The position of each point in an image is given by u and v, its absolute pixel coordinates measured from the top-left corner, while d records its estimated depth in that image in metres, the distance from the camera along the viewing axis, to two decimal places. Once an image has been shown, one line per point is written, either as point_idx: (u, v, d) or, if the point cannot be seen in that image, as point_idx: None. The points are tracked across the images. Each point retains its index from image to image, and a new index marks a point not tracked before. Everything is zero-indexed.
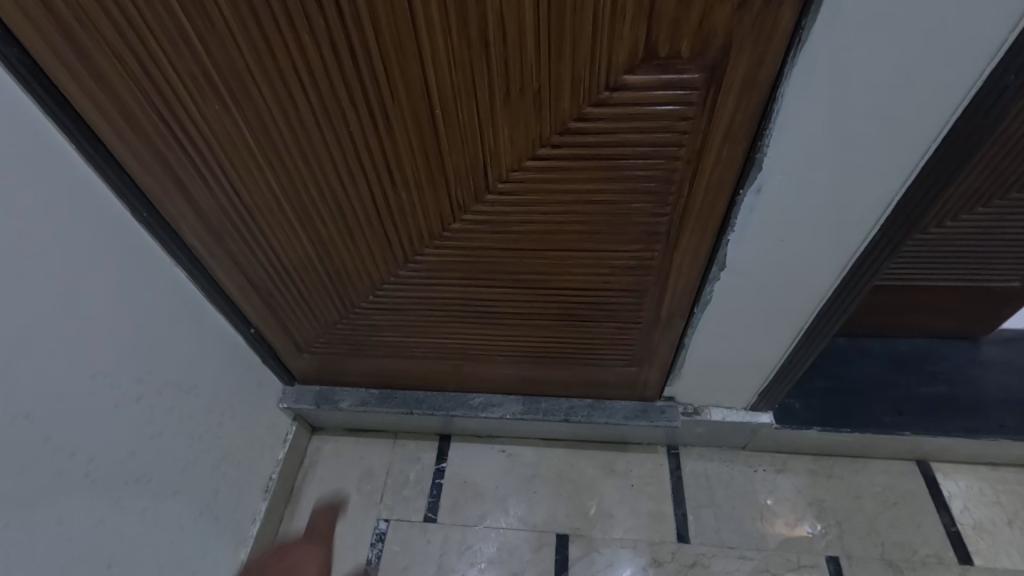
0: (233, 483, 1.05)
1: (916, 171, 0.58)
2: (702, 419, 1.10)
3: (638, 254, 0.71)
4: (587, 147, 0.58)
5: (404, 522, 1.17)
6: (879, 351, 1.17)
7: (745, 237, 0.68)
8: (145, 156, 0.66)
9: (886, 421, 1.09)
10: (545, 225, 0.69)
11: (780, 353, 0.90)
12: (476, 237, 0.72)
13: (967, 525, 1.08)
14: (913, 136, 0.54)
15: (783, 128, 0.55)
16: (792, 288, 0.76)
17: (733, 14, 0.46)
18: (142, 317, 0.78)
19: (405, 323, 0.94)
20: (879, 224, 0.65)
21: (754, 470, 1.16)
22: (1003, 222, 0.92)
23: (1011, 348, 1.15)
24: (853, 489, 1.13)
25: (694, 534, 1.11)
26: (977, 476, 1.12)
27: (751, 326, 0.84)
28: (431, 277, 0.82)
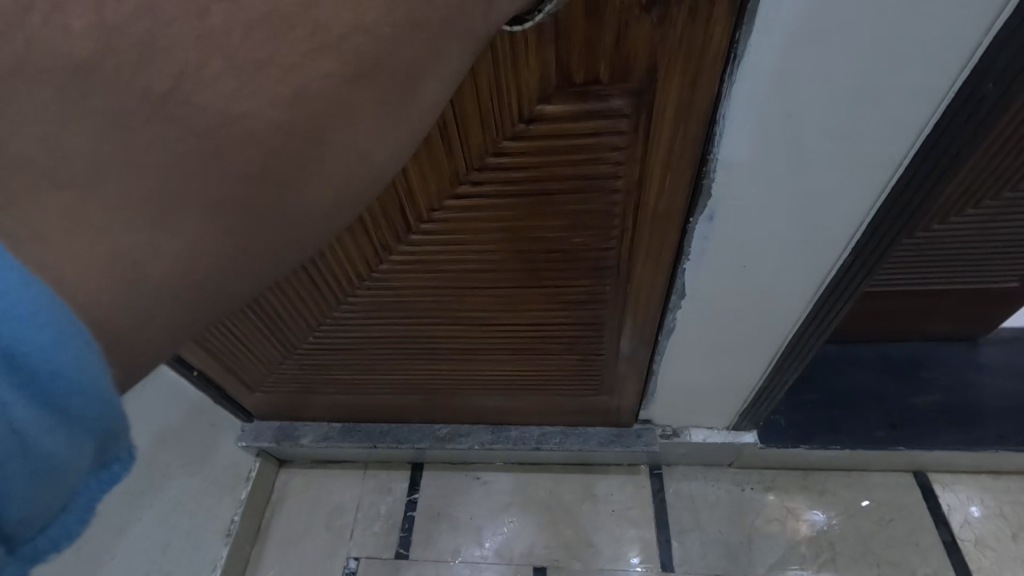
0: (187, 532, 0.99)
1: (888, 192, 0.50)
2: (682, 440, 1.05)
3: (590, 289, 0.64)
4: (512, 183, 0.51)
5: (375, 560, 1.11)
6: (870, 357, 1.11)
7: (702, 262, 0.61)
8: None
9: (879, 435, 1.04)
10: (482, 264, 0.62)
11: (756, 375, 0.83)
12: (409, 276, 0.65)
13: (968, 541, 1.02)
14: (880, 155, 0.46)
15: (729, 146, 0.47)
16: (760, 314, 0.69)
17: (653, 31, 0.39)
18: (182, 455, 0.95)
19: (354, 362, 0.87)
20: (850, 249, 0.57)
21: (741, 488, 1.10)
22: (997, 223, 0.83)
23: (1011, 348, 1.09)
24: (847, 504, 1.07)
25: (680, 562, 1.05)
26: (978, 486, 1.07)
27: (723, 351, 0.77)
28: (371, 317, 0.75)
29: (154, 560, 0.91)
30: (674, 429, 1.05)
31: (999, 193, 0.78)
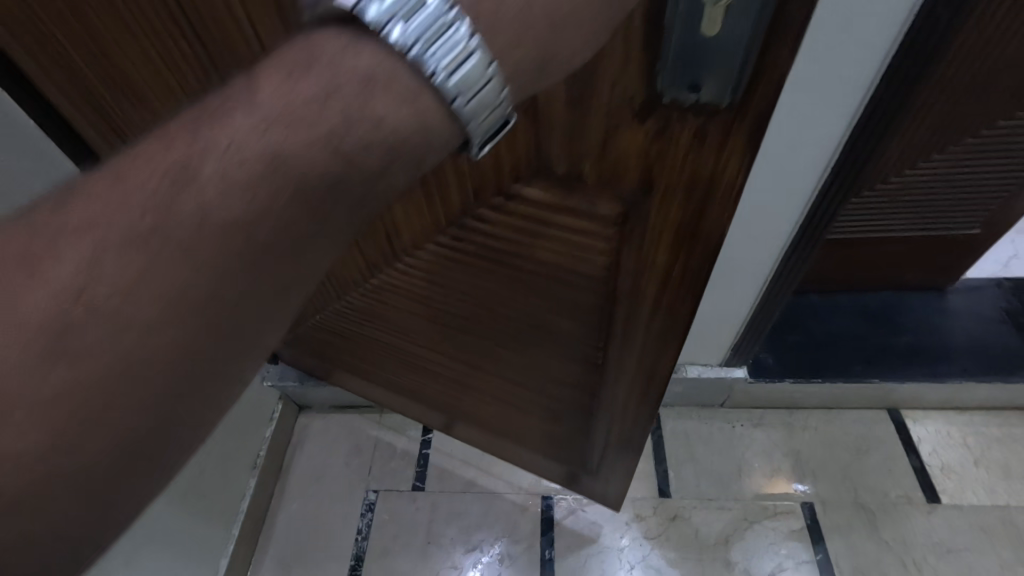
0: (219, 459, 1.07)
1: (861, 110, 0.67)
2: (679, 377, 1.15)
3: (579, 348, 0.66)
4: (501, 237, 0.54)
5: (393, 492, 1.20)
6: (850, 306, 1.19)
7: None
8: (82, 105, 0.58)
9: (856, 371, 1.12)
10: (470, 301, 0.65)
11: (749, 300, 0.97)
12: (401, 293, 0.70)
13: (934, 466, 1.13)
14: (862, 62, 0.63)
15: None
16: (756, 234, 0.85)
17: (651, 141, 0.39)
18: (223, 477, 1.08)
19: (353, 350, 0.92)
20: (829, 165, 0.74)
21: (732, 426, 1.21)
22: (953, 171, 0.94)
23: (977, 296, 1.18)
24: (826, 438, 1.18)
25: (676, 489, 1.15)
26: (945, 420, 1.18)
27: (729, 262, 0.90)
28: (365, 318, 0.80)
29: (194, 479, 1.00)
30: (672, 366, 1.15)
31: (961, 140, 0.88)
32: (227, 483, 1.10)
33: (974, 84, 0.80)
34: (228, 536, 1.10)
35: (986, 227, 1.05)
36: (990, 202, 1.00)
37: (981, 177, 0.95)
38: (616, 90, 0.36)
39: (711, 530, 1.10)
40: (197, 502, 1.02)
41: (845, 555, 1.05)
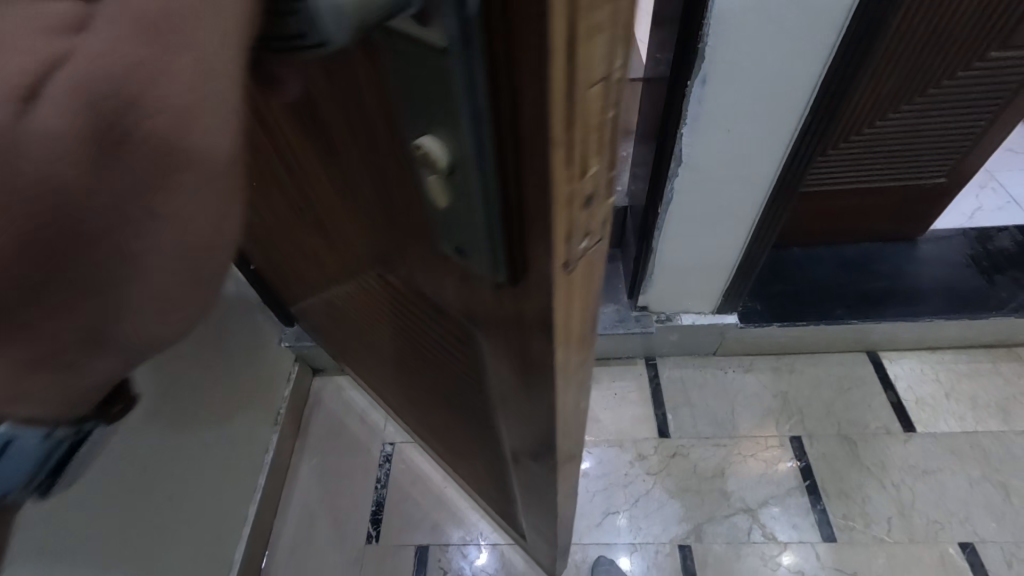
0: (242, 414, 1.12)
1: (831, 57, 0.72)
2: (675, 324, 1.23)
3: (480, 433, 0.61)
4: (387, 306, 0.50)
5: (409, 444, 1.26)
6: (830, 257, 1.29)
7: (697, 127, 0.82)
8: None
9: (836, 314, 1.21)
10: (387, 346, 0.63)
11: (737, 248, 1.04)
12: (341, 315, 0.69)
13: (910, 400, 1.23)
14: (818, 33, 0.69)
15: (725, 22, 0.69)
16: (740, 184, 0.91)
17: (458, 283, 0.33)
18: (244, 435, 1.13)
19: (326, 338, 0.95)
20: (804, 114, 0.79)
21: (724, 371, 1.31)
22: (919, 121, 1.03)
23: (944, 245, 1.29)
24: (811, 379, 1.28)
25: (674, 430, 1.24)
26: (918, 358, 1.28)
27: (716, 211, 0.96)
28: (323, 319, 0.80)
29: (216, 433, 1.04)
30: (668, 315, 1.23)
31: (925, 90, 0.98)
32: (246, 440, 1.13)
33: (933, 34, 0.89)
34: (255, 486, 1.15)
35: (950, 176, 1.15)
36: (954, 148, 1.09)
37: (945, 127, 1.05)
38: (409, 216, 0.31)
39: (707, 465, 1.19)
40: (220, 458, 1.05)
41: (830, 480, 1.15)
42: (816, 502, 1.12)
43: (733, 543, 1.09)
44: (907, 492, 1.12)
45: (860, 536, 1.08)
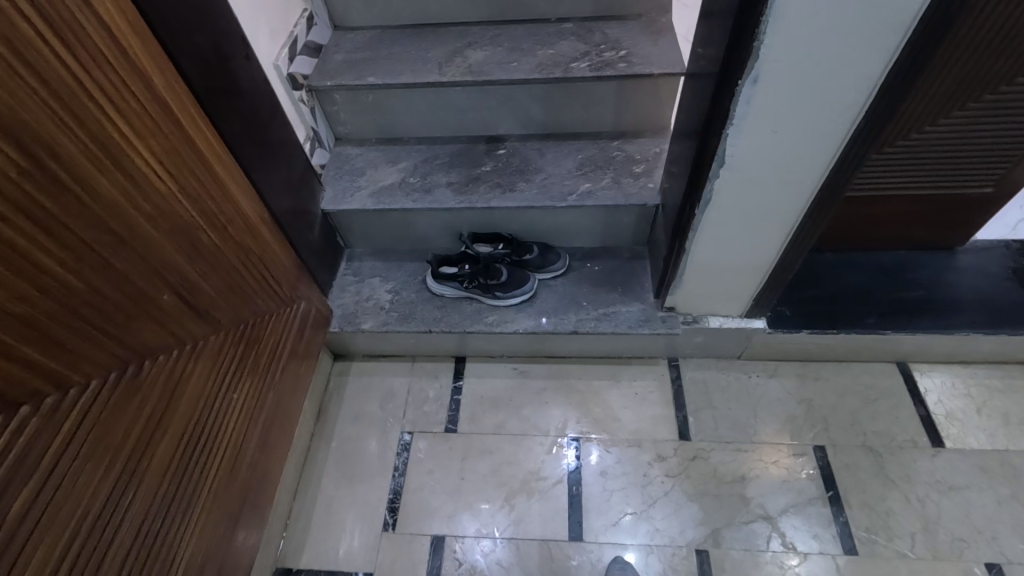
0: None
1: (896, 56, 0.69)
2: (701, 326, 1.21)
3: (124, 540, 0.71)
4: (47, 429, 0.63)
5: (426, 433, 1.27)
6: (863, 262, 1.27)
7: (742, 128, 0.79)
8: (159, 100, 0.72)
9: (869, 323, 1.19)
10: (149, 430, 0.75)
11: (772, 251, 1.01)
12: (200, 375, 0.84)
13: (940, 414, 1.21)
14: (886, 32, 0.66)
15: (780, 16, 0.66)
16: (783, 185, 0.88)
17: None
18: None
19: (261, 357, 0.98)
20: (862, 113, 0.75)
21: (748, 375, 1.29)
22: (972, 127, 0.99)
23: (984, 256, 1.25)
24: (837, 387, 1.26)
25: (694, 432, 1.22)
26: (949, 373, 1.26)
27: (752, 212, 0.93)
28: (256, 370, 0.96)
29: None
30: (694, 316, 1.21)
31: (982, 96, 0.94)
32: None
33: (994, 35, 0.85)
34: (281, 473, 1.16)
35: (998, 185, 1.11)
36: (1009, 156, 1.05)
37: (1000, 134, 1.01)
38: None
39: (728, 469, 1.17)
40: None
41: (853, 491, 1.13)
42: (838, 514, 1.11)
43: (751, 551, 1.08)
44: (932, 509, 1.10)
45: (882, 550, 1.06)
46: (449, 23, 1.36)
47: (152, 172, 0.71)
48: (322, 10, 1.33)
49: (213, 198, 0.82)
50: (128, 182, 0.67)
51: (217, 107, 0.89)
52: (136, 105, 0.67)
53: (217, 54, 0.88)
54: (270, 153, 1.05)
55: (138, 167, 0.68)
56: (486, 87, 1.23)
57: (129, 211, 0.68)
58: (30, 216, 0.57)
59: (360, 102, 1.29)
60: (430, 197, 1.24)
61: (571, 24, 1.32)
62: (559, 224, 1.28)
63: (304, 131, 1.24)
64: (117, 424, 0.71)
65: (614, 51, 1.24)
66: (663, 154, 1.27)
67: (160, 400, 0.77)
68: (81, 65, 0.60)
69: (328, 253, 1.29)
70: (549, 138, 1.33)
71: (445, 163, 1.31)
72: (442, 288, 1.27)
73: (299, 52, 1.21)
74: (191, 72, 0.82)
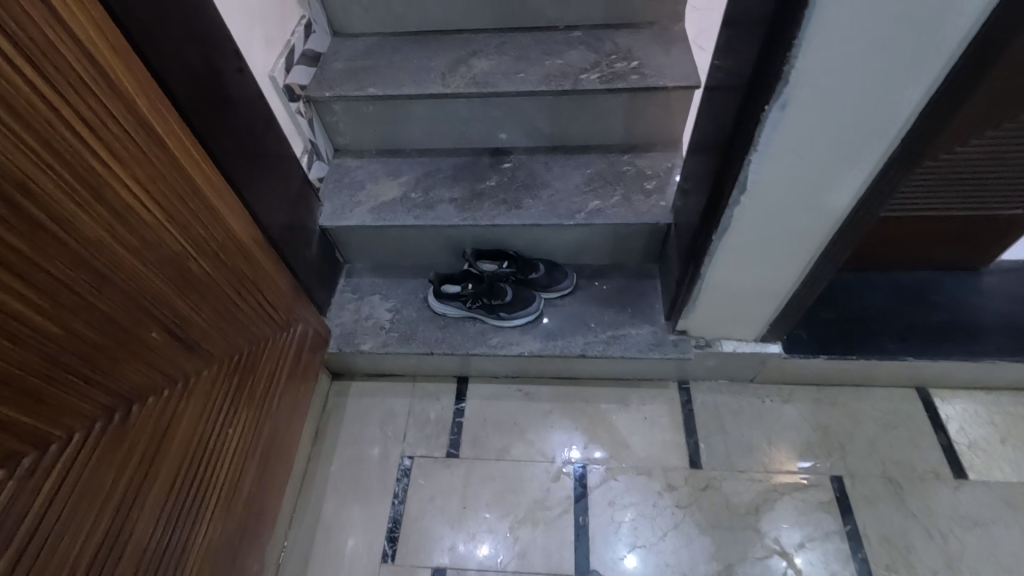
0: None
1: (939, 81, 0.64)
2: (714, 350, 1.16)
3: None
4: (24, 492, 0.58)
5: (428, 458, 1.22)
6: (883, 283, 1.21)
7: (767, 153, 0.74)
8: (145, 126, 0.67)
9: (890, 348, 1.15)
10: (136, 479, 0.71)
11: (793, 277, 0.96)
12: (190, 414, 0.79)
13: (962, 444, 1.16)
14: (930, 56, 0.61)
15: (814, 38, 0.61)
16: (809, 212, 0.83)
17: None
18: None
19: (257, 387, 0.93)
20: (899, 140, 0.70)
21: (761, 400, 1.24)
22: None
23: (1009, 277, 1.20)
24: (855, 414, 1.21)
25: (706, 460, 1.18)
26: (972, 399, 1.21)
27: (773, 238, 0.88)
28: (252, 401, 0.92)
29: None
30: (707, 340, 1.16)
31: None
32: None
33: None
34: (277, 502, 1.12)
35: None
36: None
37: None
38: None
39: (741, 500, 1.13)
40: None
41: (872, 525, 1.08)
42: (857, 549, 1.06)
43: None
44: (956, 545, 1.06)
45: None
46: (452, 30, 1.31)
47: (138, 205, 0.66)
48: (321, 16, 1.27)
49: (205, 226, 0.78)
50: (112, 218, 0.63)
51: (209, 125, 0.84)
52: (120, 133, 0.62)
53: (208, 69, 0.84)
54: (265, 170, 1.00)
55: (122, 200, 0.64)
56: (491, 99, 1.18)
57: (114, 248, 0.63)
58: (5, 266, 0.52)
59: (360, 113, 1.24)
60: (433, 214, 1.19)
61: (580, 32, 1.27)
62: (566, 241, 1.23)
63: (301, 143, 1.19)
64: (101, 476, 0.66)
65: (625, 62, 1.18)
66: (675, 169, 1.22)
67: (148, 446, 0.73)
68: (58, 98, 0.55)
69: (326, 270, 1.25)
70: (556, 151, 1.28)
71: (448, 176, 1.26)
72: (444, 307, 1.22)
73: (296, 61, 1.16)
74: (180, 89, 0.77)
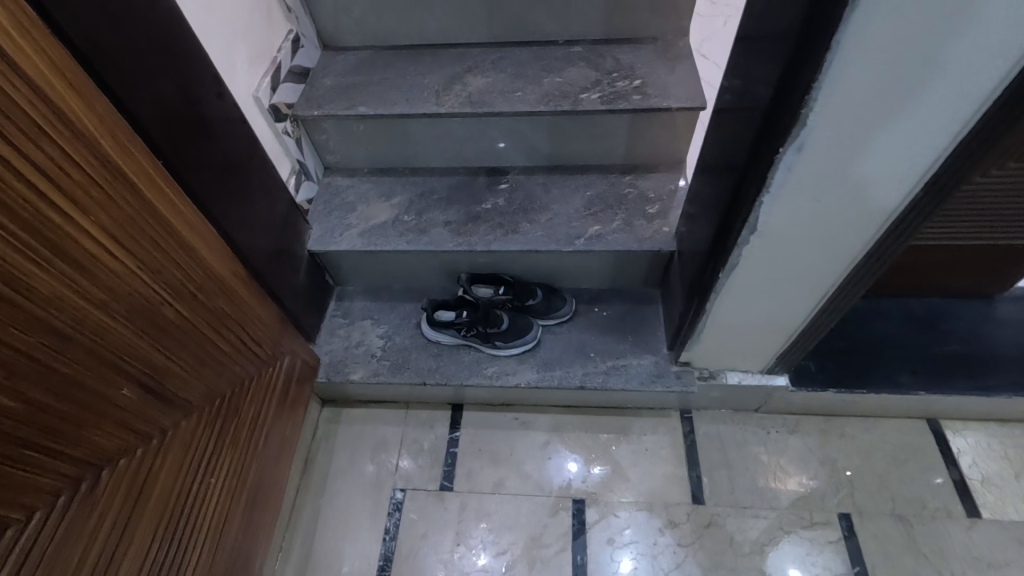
0: None
1: (969, 126, 0.59)
2: (718, 383, 1.12)
3: None
4: None
5: (421, 491, 1.18)
6: (894, 311, 1.16)
7: (780, 196, 0.70)
8: (113, 169, 0.62)
9: (901, 381, 1.11)
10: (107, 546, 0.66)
11: (804, 314, 0.92)
12: (167, 469, 0.75)
13: (975, 479, 1.12)
14: (960, 101, 0.56)
15: (835, 81, 0.56)
16: (822, 252, 0.78)
17: None
18: None
19: (242, 429, 0.89)
20: (922, 184, 0.66)
21: (767, 431, 1.20)
22: None
23: None
24: (863, 447, 1.17)
25: (709, 495, 1.13)
26: (985, 432, 1.17)
27: (784, 276, 0.84)
28: (236, 446, 0.87)
29: None
30: (711, 371, 1.12)
31: None
32: None
33: None
34: None
35: None
36: None
37: None
38: None
39: (746, 539, 1.08)
40: None
41: (882, 567, 1.04)
42: None
43: None
44: None
45: None
46: (447, 44, 1.26)
47: (106, 257, 0.61)
48: (310, 30, 1.22)
49: (181, 270, 0.73)
50: (75, 277, 0.58)
51: (185, 156, 0.79)
52: (83, 180, 0.57)
53: (185, 98, 0.79)
54: (249, 198, 0.95)
55: (86, 252, 0.59)
56: (487, 119, 1.13)
57: (78, 308, 0.59)
58: None
59: (351, 132, 1.18)
60: (426, 238, 1.15)
61: (580, 47, 1.22)
62: (565, 266, 1.18)
63: (289, 164, 1.14)
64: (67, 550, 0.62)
65: (628, 80, 1.13)
66: (679, 192, 1.17)
67: (120, 509, 0.68)
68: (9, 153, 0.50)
69: (315, 295, 1.20)
70: (555, 171, 1.23)
71: (442, 198, 1.21)
72: (437, 335, 1.17)
73: (283, 79, 1.11)
74: (150, 122, 0.72)
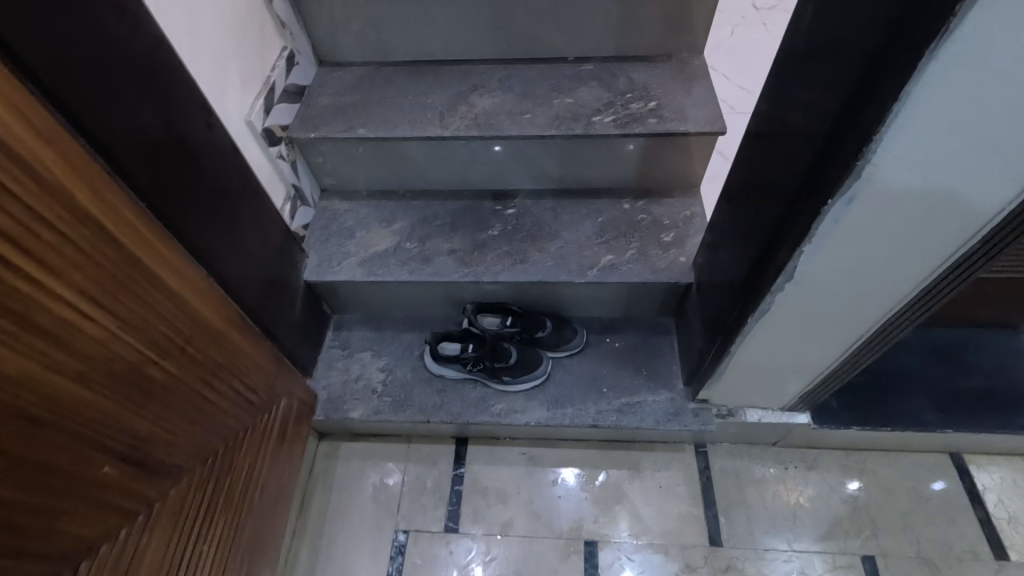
0: None
1: None
2: (737, 420, 1.07)
3: None
4: None
5: (424, 533, 1.12)
6: (918, 342, 1.12)
7: (822, 247, 0.65)
8: (94, 228, 0.56)
9: (926, 420, 1.06)
10: None
11: (834, 358, 0.87)
12: (155, 542, 0.69)
13: (1002, 518, 1.08)
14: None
15: (896, 135, 0.51)
16: (861, 301, 0.73)
17: None
18: None
19: (236, 485, 0.83)
20: (980, 238, 0.61)
21: (785, 466, 1.15)
22: None
23: None
24: (885, 484, 1.12)
25: (727, 537, 1.09)
26: (1011, 468, 1.13)
27: (818, 322, 0.79)
28: (230, 505, 0.81)
29: None
30: (729, 409, 1.07)
31: None
32: None
33: None
34: None
35: None
36: None
37: None
38: None
39: None
40: None
41: None
42: None
43: None
44: None
45: None
46: (451, 60, 1.19)
47: (86, 327, 0.55)
48: (306, 46, 1.15)
49: (170, 328, 0.67)
50: (50, 356, 0.52)
51: (173, 196, 0.73)
52: (58, 246, 0.51)
53: (173, 133, 0.72)
54: (243, 232, 0.89)
55: (61, 322, 0.52)
56: (494, 143, 1.07)
57: (54, 389, 0.53)
58: None
59: (350, 155, 1.12)
60: (430, 268, 1.09)
61: (591, 65, 1.16)
62: (575, 296, 1.12)
63: (284, 190, 1.07)
64: None
65: (642, 102, 1.08)
66: (694, 218, 1.12)
67: None
68: None
69: (312, 328, 1.14)
70: (564, 194, 1.17)
71: (446, 224, 1.15)
72: (442, 369, 1.12)
73: (277, 100, 1.05)
74: (135, 163, 0.66)
